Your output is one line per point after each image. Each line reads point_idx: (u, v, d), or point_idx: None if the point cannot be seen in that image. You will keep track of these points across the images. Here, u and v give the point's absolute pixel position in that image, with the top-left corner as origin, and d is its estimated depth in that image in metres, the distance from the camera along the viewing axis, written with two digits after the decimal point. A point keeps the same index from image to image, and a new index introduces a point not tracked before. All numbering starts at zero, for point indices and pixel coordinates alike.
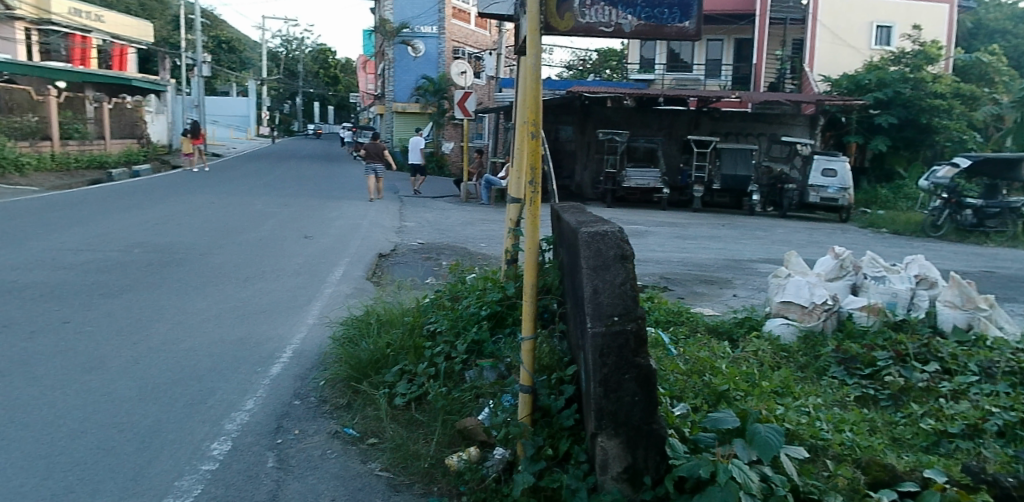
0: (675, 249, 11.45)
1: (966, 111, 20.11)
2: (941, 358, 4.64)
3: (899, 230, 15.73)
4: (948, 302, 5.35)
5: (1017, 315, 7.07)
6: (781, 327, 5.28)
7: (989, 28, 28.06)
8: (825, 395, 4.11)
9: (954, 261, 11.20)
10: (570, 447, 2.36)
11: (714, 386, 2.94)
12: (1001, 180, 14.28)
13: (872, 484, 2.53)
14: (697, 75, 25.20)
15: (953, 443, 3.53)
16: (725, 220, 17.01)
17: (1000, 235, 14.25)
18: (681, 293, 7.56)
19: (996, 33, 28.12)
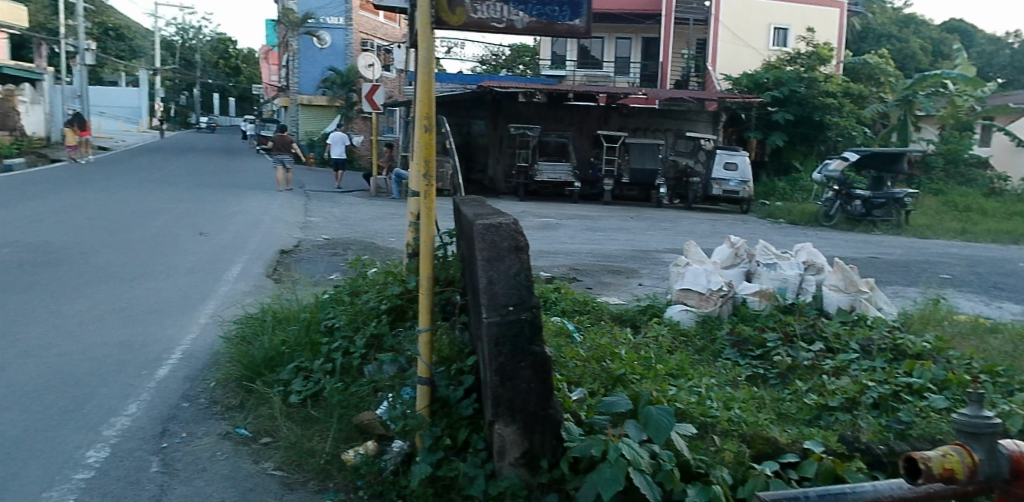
0: (585, 241, 11.69)
1: (855, 109, 21.50)
2: (825, 338, 4.96)
3: (795, 220, 16.65)
4: (833, 286, 5.72)
5: (898, 297, 7.65)
6: (680, 313, 5.53)
7: (876, 32, 29.93)
8: (719, 376, 4.33)
9: (843, 249, 11.95)
10: (468, 436, 2.38)
11: (612, 370, 3.05)
12: (886, 173, 15.74)
13: (757, 457, 2.71)
14: (606, 72, 25.75)
15: (833, 415, 3.80)
16: (634, 213, 17.49)
17: (886, 224, 15.40)
18: (589, 284, 7.73)
19: (882, 37, 30.04)
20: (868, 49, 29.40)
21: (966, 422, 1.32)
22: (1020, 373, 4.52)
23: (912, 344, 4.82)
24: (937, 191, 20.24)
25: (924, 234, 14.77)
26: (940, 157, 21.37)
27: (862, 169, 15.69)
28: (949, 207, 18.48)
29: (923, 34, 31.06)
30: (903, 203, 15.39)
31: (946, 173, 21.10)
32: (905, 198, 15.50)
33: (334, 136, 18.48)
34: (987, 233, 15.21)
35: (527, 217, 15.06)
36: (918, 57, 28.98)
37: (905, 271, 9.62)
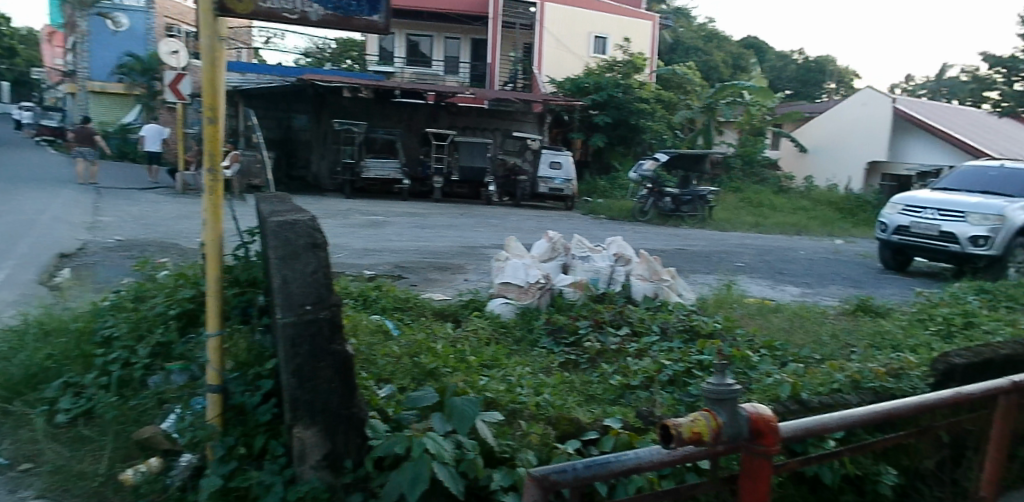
0: (412, 238, 11.65)
1: (667, 114, 23.35)
2: (630, 322, 5.35)
3: (614, 216, 17.77)
4: (639, 275, 6.18)
5: (699, 283, 8.50)
6: (500, 306, 5.69)
7: (685, 45, 32.63)
8: (533, 364, 4.50)
9: (654, 241, 12.94)
10: (266, 442, 2.31)
11: (423, 364, 3.10)
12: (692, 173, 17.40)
13: (561, 437, 2.86)
14: (436, 70, 26.06)
15: (634, 393, 4.11)
16: (463, 210, 17.69)
17: (692, 219, 16.91)
18: (414, 280, 7.73)
19: (690, 50, 32.81)
20: (678, 61, 32.02)
21: (713, 389, 1.53)
22: (794, 346, 5.17)
23: (705, 325, 5.34)
24: (735, 189, 22.57)
25: (724, 228, 16.45)
26: (738, 159, 23.82)
27: (672, 169, 17.06)
28: (744, 203, 20.67)
29: (725, 48, 34.22)
30: (707, 200, 16.98)
31: (742, 173, 23.65)
32: (708, 195, 17.10)
33: (149, 128, 17.31)
34: (776, 225, 17.24)
35: (354, 215, 14.68)
36: (720, 69, 32.09)
37: (706, 261, 10.62)
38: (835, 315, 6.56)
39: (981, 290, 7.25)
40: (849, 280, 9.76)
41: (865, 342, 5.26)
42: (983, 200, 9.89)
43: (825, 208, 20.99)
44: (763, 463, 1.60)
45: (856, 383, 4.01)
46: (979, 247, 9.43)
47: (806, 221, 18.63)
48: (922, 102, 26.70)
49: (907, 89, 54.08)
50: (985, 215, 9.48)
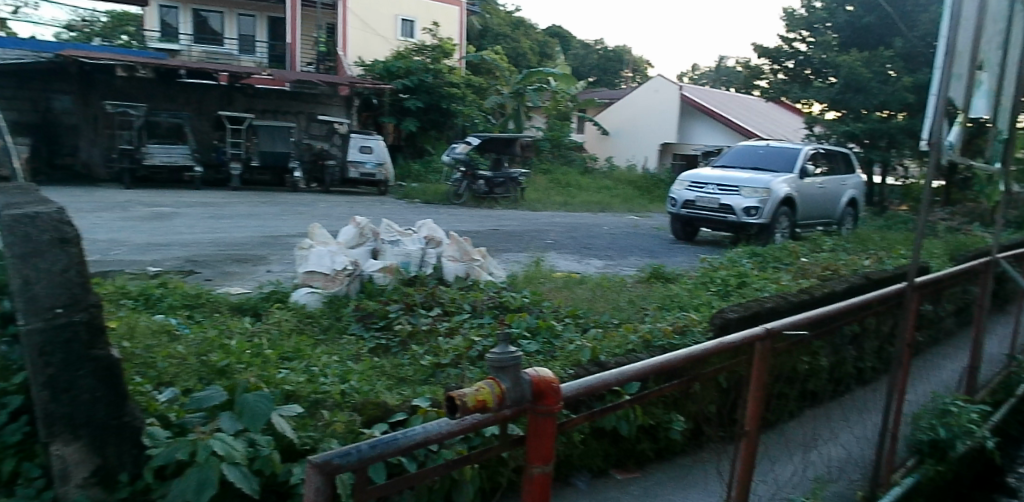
0: (206, 230, 10.78)
1: (477, 99, 23.69)
2: (442, 303, 5.39)
3: (429, 200, 17.77)
4: (450, 256, 6.22)
5: (511, 261, 8.81)
6: (306, 296, 5.44)
7: (494, 31, 33.18)
8: (341, 352, 4.38)
9: (467, 223, 13.14)
10: (17, 465, 2.21)
11: (213, 364, 2.91)
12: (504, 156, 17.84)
13: (367, 421, 2.80)
14: (229, 49, 24.37)
15: (445, 372, 4.15)
16: (265, 198, 16.69)
17: (505, 200, 17.39)
18: (209, 275, 7.18)
19: (499, 36, 33.42)
20: (487, 46, 32.54)
21: (497, 357, 1.63)
22: (595, 313, 5.54)
23: (514, 300, 5.54)
24: (544, 170, 23.58)
25: (534, 208, 17.14)
26: (547, 142, 24.87)
27: (484, 152, 17.39)
28: (554, 184, 21.63)
29: (532, 36, 35.33)
30: (517, 181, 17.55)
31: (552, 155, 24.92)
32: (519, 177, 17.66)
33: None
34: (583, 204, 18.27)
35: (135, 207, 13.23)
36: (528, 56, 33.12)
37: (517, 239, 10.97)
38: (632, 283, 7.10)
39: (753, 254, 8.28)
40: (645, 250, 10.62)
41: (656, 304, 5.74)
42: (753, 175, 11.25)
43: (626, 187, 22.65)
44: (548, 421, 1.73)
45: (647, 342, 4.41)
46: (751, 216, 10.73)
47: (609, 199, 20.01)
48: (708, 91, 29.54)
49: (693, 78, 59.50)
50: (754, 188, 10.84)
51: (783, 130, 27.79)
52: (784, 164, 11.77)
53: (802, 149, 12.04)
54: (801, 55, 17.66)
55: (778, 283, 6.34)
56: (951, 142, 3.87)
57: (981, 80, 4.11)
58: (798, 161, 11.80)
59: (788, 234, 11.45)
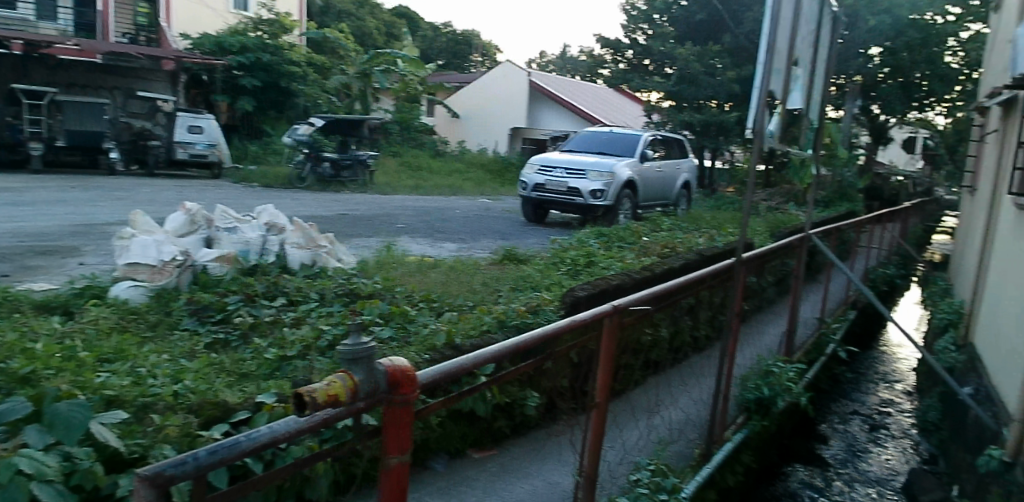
0: (2, 218, 9.51)
1: (319, 78, 22.63)
2: (286, 293, 5.13)
3: (269, 183, 16.87)
4: (295, 244, 5.94)
5: (360, 246, 8.57)
6: (128, 291, 4.96)
7: (336, 8, 32.05)
8: (171, 350, 4.02)
9: (312, 208, 12.63)
10: None
11: (15, 372, 2.58)
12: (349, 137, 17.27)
13: (205, 423, 2.61)
14: (25, 15, 20.57)
15: (291, 364, 3.94)
16: (78, 182, 15.04)
17: (353, 183, 16.93)
18: (5, 271, 6.33)
19: (342, 14, 32.33)
20: (329, 24, 31.37)
21: (349, 350, 1.58)
22: (449, 297, 5.50)
23: (365, 287, 5.38)
24: (393, 153, 23.21)
25: (383, 191, 16.80)
26: (396, 125, 24.55)
27: (329, 134, 16.82)
28: (403, 167, 21.37)
29: (378, 16, 34.50)
30: (366, 164, 17.15)
31: (401, 138, 24.60)
32: (367, 160, 17.25)
33: None
34: (433, 187, 18.20)
35: None
36: (374, 36, 32.28)
37: (365, 224, 10.67)
38: (485, 265, 7.15)
39: (599, 234, 8.62)
40: (497, 233, 10.74)
41: (509, 285, 5.81)
42: (599, 159, 11.71)
43: (477, 170, 22.85)
44: (404, 410, 1.71)
45: (502, 323, 4.46)
46: (597, 198, 11.21)
47: (461, 183, 20.07)
48: (556, 78, 30.42)
49: (540, 64, 60.89)
50: (600, 172, 11.29)
51: (624, 117, 29.00)
52: (626, 148, 12.38)
53: (642, 135, 12.70)
54: (640, 46, 18.64)
55: (623, 262, 6.67)
56: (771, 131, 4.24)
57: (796, 76, 4.52)
58: (639, 146, 12.43)
59: (630, 215, 12.07)
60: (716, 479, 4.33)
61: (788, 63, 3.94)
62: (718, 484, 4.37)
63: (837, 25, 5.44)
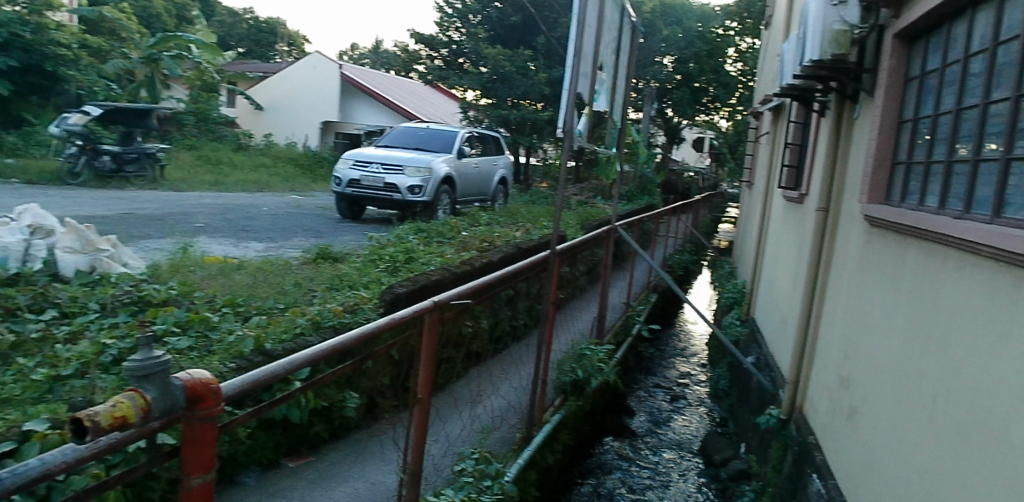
0: None
1: (94, 62, 20.31)
2: (58, 304, 4.53)
3: (33, 178, 14.73)
4: (67, 248, 5.25)
5: (150, 248, 7.79)
6: None
7: None
8: None
9: (88, 207, 11.24)
10: None
11: None
12: (135, 128, 15.76)
13: None
14: None
15: (67, 384, 3.46)
16: None
17: (140, 179, 15.37)
18: None
19: None
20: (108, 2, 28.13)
21: (139, 365, 1.42)
22: (257, 299, 5.16)
23: (157, 293, 4.90)
24: (189, 146, 21.37)
25: (178, 188, 15.41)
26: (191, 116, 22.89)
27: (109, 123, 15.27)
28: (201, 161, 19.78)
29: None
30: (155, 158, 15.75)
31: (196, 130, 22.79)
32: (155, 154, 15.75)
33: None
34: (236, 184, 17.05)
35: None
36: (163, 18, 29.46)
37: (156, 224, 9.71)
38: (297, 265, 6.80)
39: (418, 230, 8.57)
40: (310, 231, 10.30)
41: (324, 285, 5.57)
42: (415, 155, 11.66)
43: (285, 166, 21.80)
44: (207, 428, 1.57)
45: (316, 324, 4.29)
46: (415, 195, 11.15)
47: (267, 178, 18.98)
48: (368, 72, 29.78)
49: (352, 57, 59.36)
50: (417, 168, 11.23)
51: (441, 113, 28.92)
52: (443, 145, 12.44)
53: (459, 132, 12.83)
54: (454, 44, 18.83)
55: (442, 257, 6.68)
56: (580, 131, 4.46)
57: (601, 79, 4.81)
58: (456, 142, 12.54)
59: (449, 210, 12.13)
60: (536, 459, 4.52)
61: (594, 67, 4.19)
62: (539, 465, 4.56)
63: (637, 34, 5.84)
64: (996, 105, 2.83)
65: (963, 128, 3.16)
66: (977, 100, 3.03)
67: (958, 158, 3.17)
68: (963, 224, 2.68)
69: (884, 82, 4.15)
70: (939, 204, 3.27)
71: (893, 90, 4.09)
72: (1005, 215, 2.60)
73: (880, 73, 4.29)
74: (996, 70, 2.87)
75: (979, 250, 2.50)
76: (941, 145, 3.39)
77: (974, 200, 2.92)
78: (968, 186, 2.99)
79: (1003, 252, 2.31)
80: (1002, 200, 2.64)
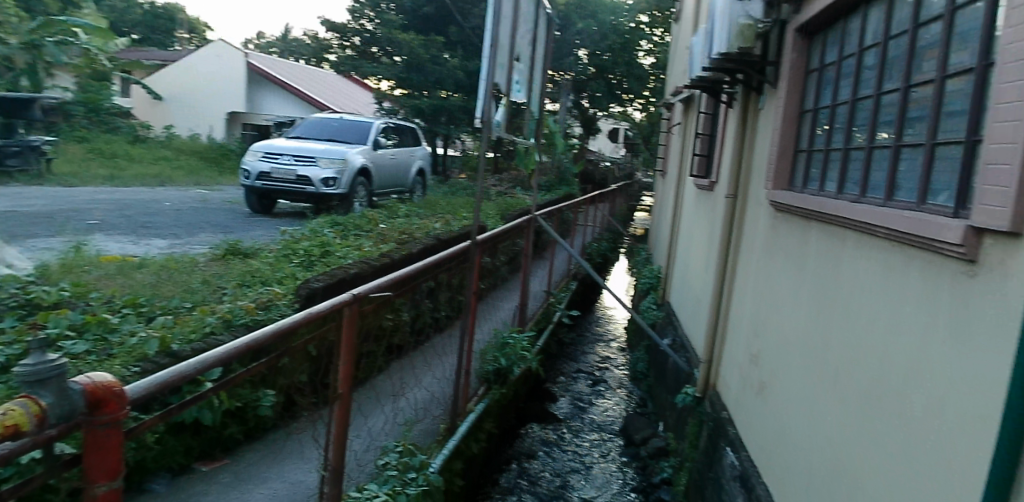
0: None
1: None
2: None
3: None
4: None
5: (39, 248, 7.28)
6: None
7: None
8: None
9: None
10: None
11: None
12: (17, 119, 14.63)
13: None
14: None
15: None
16: None
17: (24, 174, 14.30)
18: None
19: None
20: None
21: (31, 370, 1.33)
22: (162, 299, 4.91)
23: (48, 295, 4.58)
24: (80, 138, 20.05)
25: (69, 183, 14.45)
26: (81, 106, 21.50)
27: None
28: (94, 155, 18.61)
29: None
30: (40, 151, 14.62)
31: (87, 120, 21.40)
32: (42, 146, 14.69)
33: None
34: (134, 178, 16.15)
35: None
36: None
37: (45, 222, 9.08)
38: (205, 262, 6.52)
39: (334, 223, 8.37)
40: (217, 226, 9.89)
41: (234, 282, 5.37)
42: (329, 147, 11.36)
43: (188, 158, 20.82)
44: (112, 433, 1.49)
45: (228, 323, 4.14)
46: (329, 187, 10.87)
47: (169, 172, 18.08)
48: (278, 62, 28.72)
49: (259, 46, 57.30)
50: (331, 159, 10.95)
51: (355, 104, 28.29)
52: (358, 136, 12.18)
53: (374, 123, 12.59)
54: (367, 33, 18.45)
55: (360, 250, 6.55)
56: (498, 122, 4.45)
57: (518, 70, 4.82)
58: (371, 133, 12.29)
59: (365, 203, 11.90)
60: (459, 449, 4.52)
61: (510, 57, 4.21)
62: (462, 454, 4.58)
63: (552, 26, 5.87)
64: (887, 95, 3.02)
65: (858, 118, 3.36)
66: (871, 91, 3.23)
67: (854, 145, 3.36)
68: (860, 207, 2.85)
69: (786, 73, 4.35)
70: (838, 189, 3.47)
71: (795, 81, 4.30)
72: (897, 198, 2.78)
73: (782, 66, 4.48)
74: (887, 63, 3.06)
75: (874, 230, 2.68)
76: (839, 133, 3.59)
77: (869, 185, 3.11)
78: (863, 172, 3.18)
79: (895, 232, 2.48)
80: (895, 184, 2.83)
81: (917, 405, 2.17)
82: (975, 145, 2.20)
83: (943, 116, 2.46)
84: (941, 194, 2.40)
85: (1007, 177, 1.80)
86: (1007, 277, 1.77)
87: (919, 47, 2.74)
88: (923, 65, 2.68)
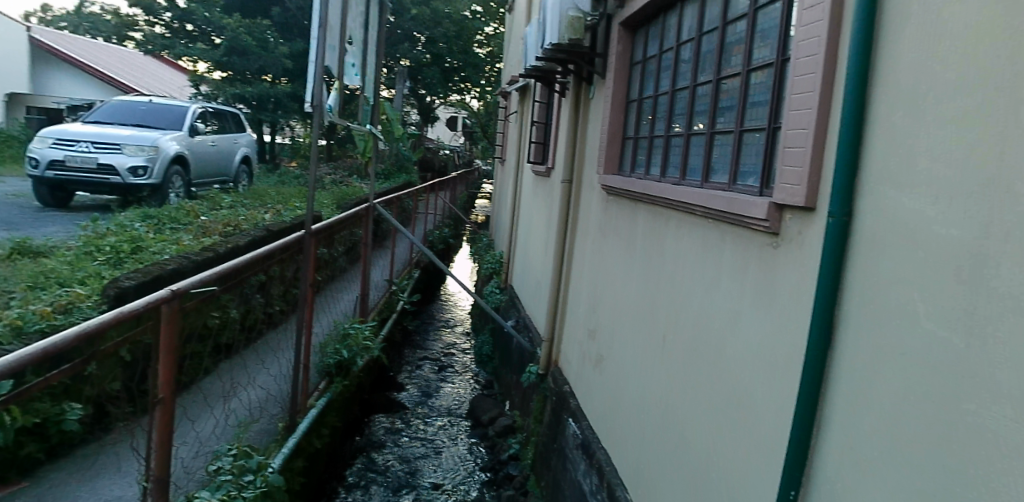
0: None
1: None
2: None
3: None
4: None
5: None
6: None
7: None
8: None
9: None
10: None
11: None
12: None
13: None
14: None
15: None
16: None
17: None
18: None
19: None
20: None
21: None
22: None
23: None
24: None
25: None
26: None
27: None
28: None
29: None
30: None
31: None
32: None
33: None
34: None
35: None
36: None
37: None
38: None
39: (145, 217, 7.64)
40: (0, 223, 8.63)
41: (24, 285, 4.72)
42: (137, 132, 10.32)
43: None
44: None
45: (18, 330, 3.66)
46: (138, 177, 9.88)
47: None
48: (66, 38, 25.47)
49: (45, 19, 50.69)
50: (139, 146, 9.96)
51: (166, 86, 25.72)
52: (171, 122, 11.18)
53: (190, 107, 11.62)
54: (179, 10, 16.93)
55: (177, 245, 6.04)
56: (331, 107, 4.27)
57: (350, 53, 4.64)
58: (187, 118, 11.34)
59: (182, 194, 10.97)
60: (300, 447, 4.37)
61: (342, 40, 4.05)
62: (303, 451, 4.42)
63: (384, 10, 5.73)
64: (702, 87, 3.27)
65: (677, 107, 3.61)
66: (687, 82, 3.48)
67: (674, 133, 3.62)
68: (681, 189, 3.08)
69: (613, 65, 4.57)
70: (661, 172, 3.72)
71: (621, 74, 4.54)
72: (711, 180, 3.03)
73: (609, 58, 4.70)
74: (701, 58, 3.32)
75: (693, 209, 2.90)
76: (661, 122, 3.84)
77: (687, 168, 3.37)
78: (682, 157, 3.42)
79: (711, 210, 2.70)
80: (710, 168, 3.08)
81: (734, 363, 2.39)
82: (774, 133, 2.44)
83: (748, 106, 2.72)
84: (748, 176, 2.65)
85: (801, 158, 2.02)
86: (804, 247, 2.00)
87: (727, 43, 3.00)
88: (732, 59, 2.93)
